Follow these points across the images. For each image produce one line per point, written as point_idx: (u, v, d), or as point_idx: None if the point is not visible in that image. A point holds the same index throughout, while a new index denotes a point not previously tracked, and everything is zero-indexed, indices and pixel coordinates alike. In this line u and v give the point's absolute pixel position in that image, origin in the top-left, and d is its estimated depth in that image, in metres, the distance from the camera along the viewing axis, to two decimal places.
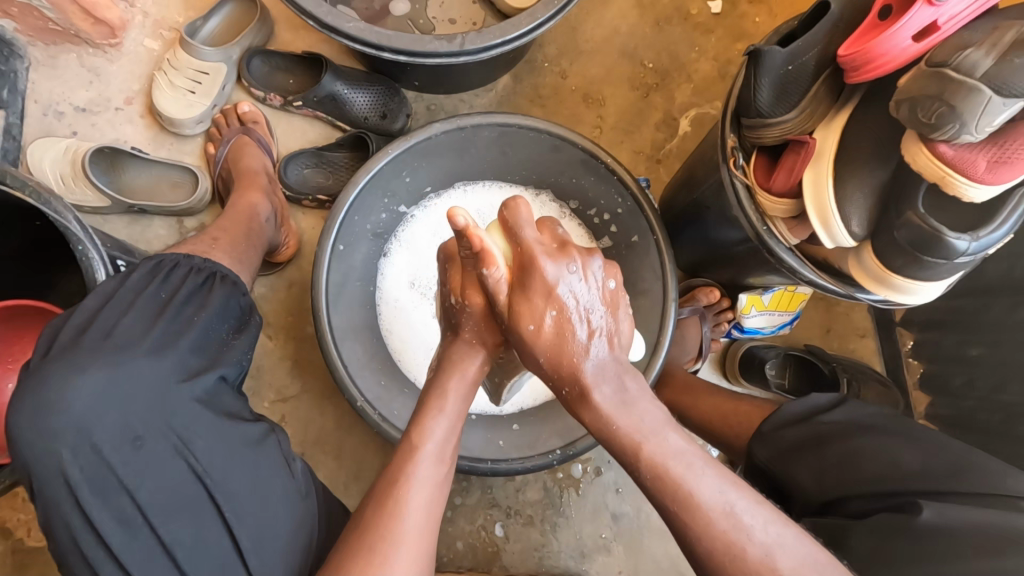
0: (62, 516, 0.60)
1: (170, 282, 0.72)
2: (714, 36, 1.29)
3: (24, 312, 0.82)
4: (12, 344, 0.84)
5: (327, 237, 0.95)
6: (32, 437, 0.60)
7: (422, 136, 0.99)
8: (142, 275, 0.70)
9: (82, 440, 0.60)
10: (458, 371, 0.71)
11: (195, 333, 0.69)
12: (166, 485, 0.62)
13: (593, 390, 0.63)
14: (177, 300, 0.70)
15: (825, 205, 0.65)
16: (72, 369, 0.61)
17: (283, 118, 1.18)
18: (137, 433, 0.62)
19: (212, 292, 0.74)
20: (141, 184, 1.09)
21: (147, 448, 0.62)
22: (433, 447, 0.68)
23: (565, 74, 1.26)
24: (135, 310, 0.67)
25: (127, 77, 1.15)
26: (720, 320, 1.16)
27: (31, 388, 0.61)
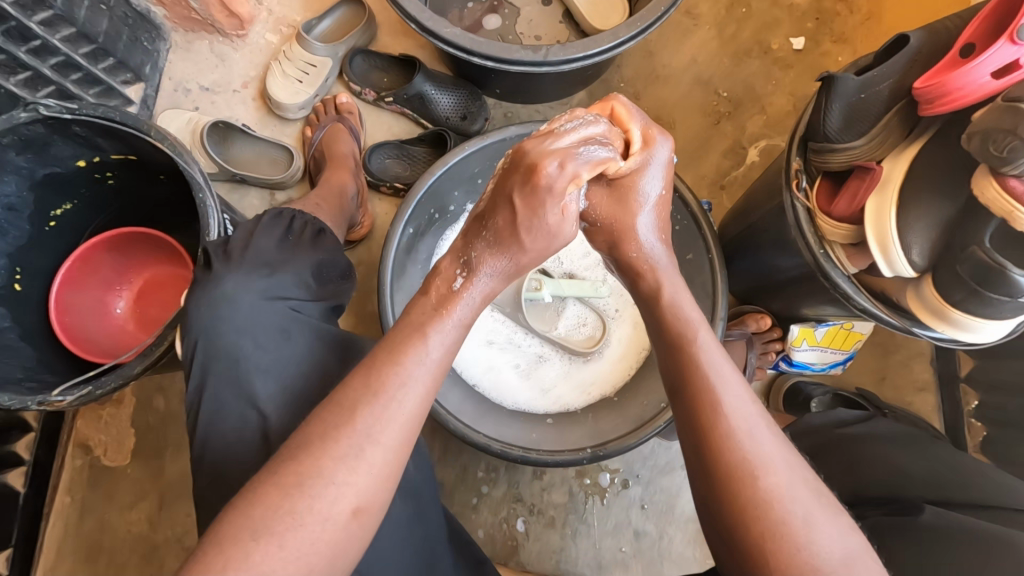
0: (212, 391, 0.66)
1: (295, 227, 0.80)
2: (793, 72, 1.32)
3: (136, 242, 0.96)
4: (123, 275, 0.97)
5: (400, 219, 1.02)
6: (211, 319, 0.68)
7: (497, 137, 1.05)
8: (269, 220, 0.79)
9: (259, 320, 0.69)
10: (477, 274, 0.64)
11: (321, 257, 0.79)
12: (300, 368, 0.68)
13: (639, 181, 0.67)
14: (314, 237, 0.80)
15: (885, 231, 0.66)
16: (242, 273, 0.71)
17: (374, 113, 1.29)
18: (285, 325, 0.70)
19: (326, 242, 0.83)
20: (244, 157, 1.22)
21: (293, 338, 0.70)
22: (417, 372, 0.55)
23: (639, 95, 1.31)
24: (275, 236, 0.77)
25: (247, 64, 1.31)
26: (768, 349, 1.14)
27: (208, 284, 0.70)
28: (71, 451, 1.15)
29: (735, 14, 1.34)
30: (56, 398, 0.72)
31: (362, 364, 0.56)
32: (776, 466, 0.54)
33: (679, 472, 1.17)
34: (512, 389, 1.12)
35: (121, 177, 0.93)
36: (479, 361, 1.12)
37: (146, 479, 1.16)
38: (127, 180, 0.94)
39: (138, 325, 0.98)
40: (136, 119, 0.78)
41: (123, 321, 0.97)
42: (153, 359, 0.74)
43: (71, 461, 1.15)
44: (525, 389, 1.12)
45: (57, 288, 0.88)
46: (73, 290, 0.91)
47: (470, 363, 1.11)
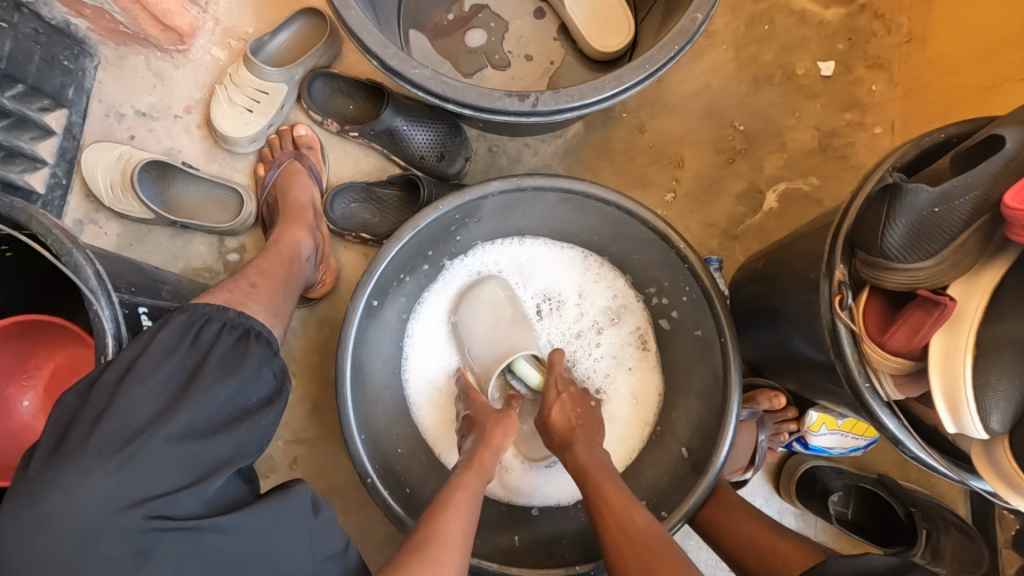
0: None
1: (201, 342, 0.62)
2: (820, 102, 1.15)
3: (40, 330, 0.80)
4: (28, 362, 0.82)
5: (361, 293, 0.87)
6: (38, 546, 0.50)
7: (476, 195, 0.89)
8: (170, 332, 0.61)
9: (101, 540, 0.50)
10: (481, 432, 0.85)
11: (216, 398, 0.59)
12: None
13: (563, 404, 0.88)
14: (208, 366, 0.60)
15: (957, 386, 0.52)
16: (79, 469, 0.51)
17: (338, 144, 1.12)
18: (142, 547, 0.51)
19: (246, 355, 0.64)
20: (186, 200, 1.06)
21: (151, 564, 0.51)
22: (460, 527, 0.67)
23: (643, 127, 1.14)
24: (149, 385, 0.57)
25: (190, 85, 1.12)
26: (781, 431, 1.01)
27: (41, 480, 0.51)
28: None
29: (756, 32, 1.16)
30: None
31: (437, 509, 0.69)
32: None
33: None
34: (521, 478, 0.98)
35: (20, 251, 0.75)
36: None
37: None
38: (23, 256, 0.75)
39: None
40: (11, 207, 0.61)
41: (30, 418, 0.82)
42: None
43: None
44: (536, 481, 0.97)
45: None
46: None
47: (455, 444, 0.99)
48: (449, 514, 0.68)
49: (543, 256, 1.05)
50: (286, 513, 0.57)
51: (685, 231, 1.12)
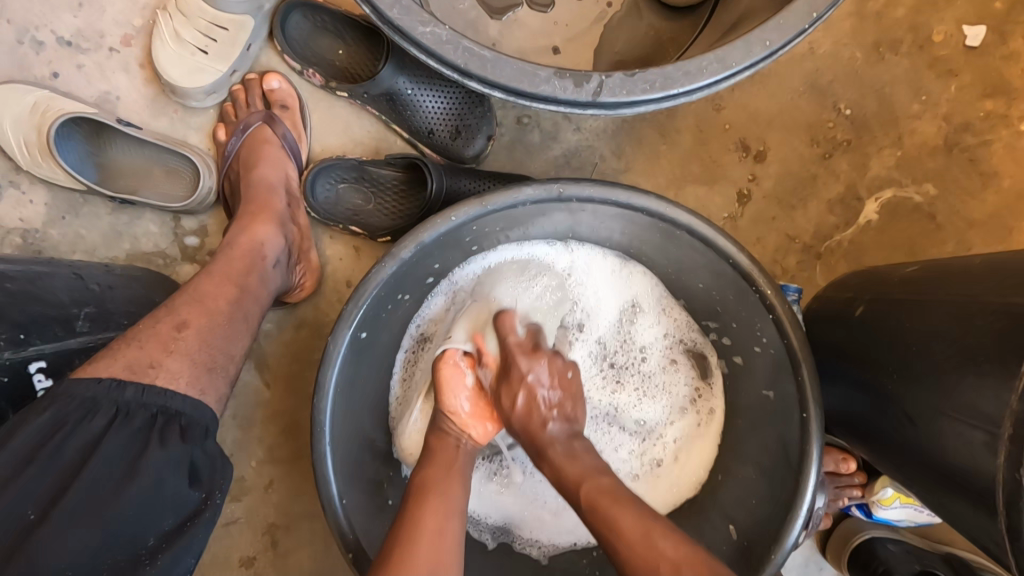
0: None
1: (75, 449, 0.49)
2: (956, 83, 0.88)
3: None
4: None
5: (346, 324, 0.67)
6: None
7: (503, 202, 0.66)
8: (36, 432, 0.48)
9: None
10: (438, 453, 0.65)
11: (60, 567, 0.45)
12: None
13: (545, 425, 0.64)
14: (65, 504, 0.46)
15: None
16: None
17: (322, 101, 0.86)
18: None
19: (142, 461, 0.49)
20: (127, 169, 0.83)
21: None
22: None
23: (720, 102, 0.88)
24: None
25: (128, 5, 0.85)
26: (841, 496, 0.85)
27: None
28: None
29: None
30: None
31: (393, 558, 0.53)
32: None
33: None
34: (545, 515, 0.82)
35: None
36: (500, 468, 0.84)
37: None
38: None
39: None
40: None
41: None
42: None
43: None
44: (538, 508, 0.82)
45: None
46: None
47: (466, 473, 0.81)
48: (416, 553, 0.53)
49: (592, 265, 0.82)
50: None
51: (757, 243, 0.89)
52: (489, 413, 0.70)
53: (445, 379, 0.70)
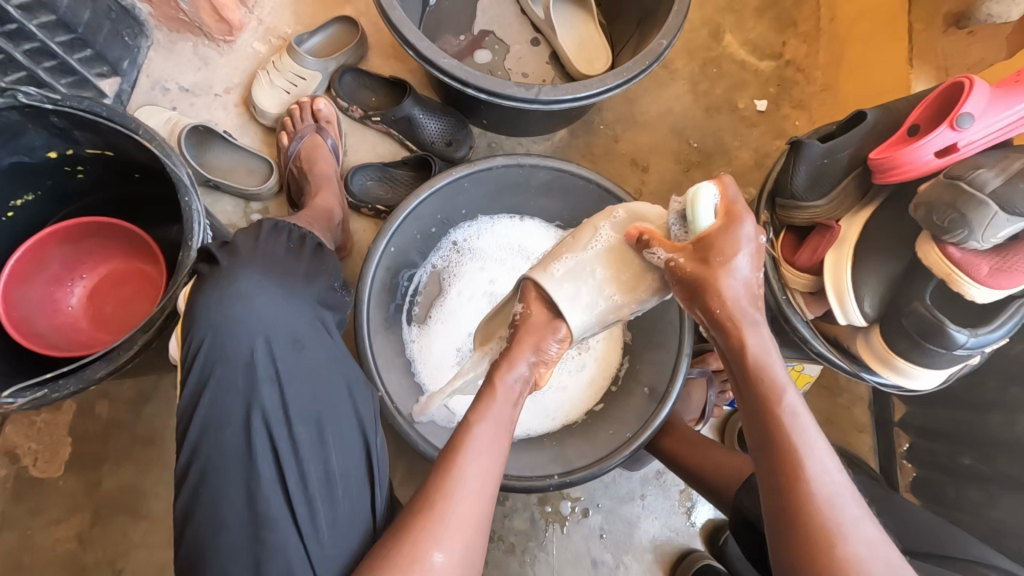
0: (217, 432, 0.67)
1: (293, 241, 0.80)
2: (757, 130, 1.43)
3: (99, 233, 0.91)
4: (73, 269, 0.92)
5: (382, 238, 1.03)
6: (214, 322, 0.70)
7: (484, 167, 1.08)
8: (266, 235, 0.78)
9: (245, 351, 0.69)
10: (492, 397, 0.73)
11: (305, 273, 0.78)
12: (299, 394, 0.70)
13: (743, 325, 0.65)
14: (306, 251, 0.80)
15: (842, 284, 0.73)
16: (245, 287, 0.71)
17: (359, 130, 1.30)
18: (277, 348, 0.70)
19: (325, 260, 0.81)
20: (220, 164, 1.20)
21: (285, 357, 0.70)
22: (476, 472, 0.65)
23: (617, 138, 1.39)
24: (269, 252, 0.76)
25: (232, 70, 1.29)
26: (726, 388, 1.20)
27: (217, 290, 0.71)
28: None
29: (708, 73, 1.45)
30: (8, 399, 0.65)
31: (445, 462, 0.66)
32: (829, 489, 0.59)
33: (638, 501, 1.20)
34: None
35: (91, 176, 0.91)
36: (444, 359, 1.16)
37: (81, 494, 1.07)
38: (96, 177, 0.91)
39: (95, 324, 0.92)
40: (123, 116, 0.77)
41: (77, 317, 0.91)
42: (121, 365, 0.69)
43: None
44: None
45: (4, 282, 0.83)
46: (23, 285, 0.86)
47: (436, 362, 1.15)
48: (466, 459, 0.66)
49: (530, 232, 1.24)
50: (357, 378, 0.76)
51: None
52: (557, 360, 0.83)
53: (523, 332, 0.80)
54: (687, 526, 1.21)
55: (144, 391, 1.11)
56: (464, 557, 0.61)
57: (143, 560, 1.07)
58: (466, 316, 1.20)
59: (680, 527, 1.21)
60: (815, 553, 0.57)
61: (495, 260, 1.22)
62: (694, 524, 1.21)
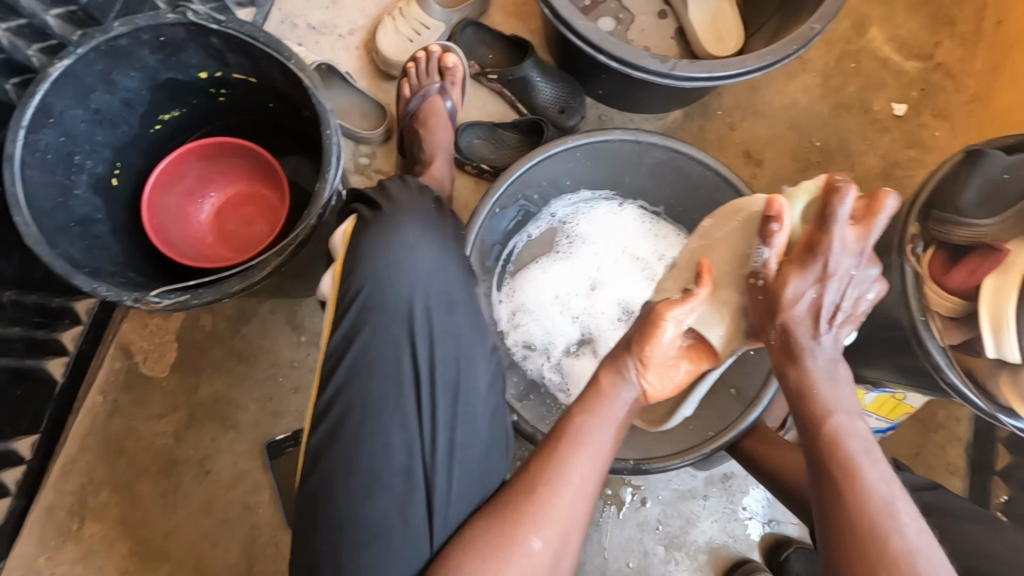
0: (359, 376, 0.67)
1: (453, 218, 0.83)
2: (889, 136, 1.32)
3: (229, 153, 0.95)
4: (204, 185, 0.97)
5: (491, 194, 1.03)
6: (376, 261, 0.71)
7: (602, 138, 1.07)
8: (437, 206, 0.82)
9: (402, 303, 0.70)
10: (607, 398, 0.64)
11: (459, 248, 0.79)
12: (450, 355, 0.69)
13: (806, 355, 0.70)
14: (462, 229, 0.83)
15: (1002, 312, 0.70)
16: (406, 240, 0.73)
17: (471, 87, 1.29)
18: (430, 309, 0.70)
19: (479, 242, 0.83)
20: (338, 105, 1.23)
21: (448, 317, 0.71)
22: (601, 450, 0.60)
23: (734, 126, 1.31)
24: (426, 211, 0.79)
25: (358, 12, 1.30)
26: None
27: (384, 232, 0.74)
28: (112, 353, 1.15)
29: (844, 67, 1.34)
30: (156, 299, 0.70)
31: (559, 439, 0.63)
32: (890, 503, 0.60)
33: (700, 501, 1.18)
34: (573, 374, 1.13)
35: (232, 99, 0.94)
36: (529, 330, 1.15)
37: (179, 396, 1.16)
38: (234, 101, 0.95)
39: (218, 240, 0.98)
40: (278, 44, 0.78)
41: (203, 231, 0.97)
42: (253, 282, 0.71)
43: (110, 363, 1.15)
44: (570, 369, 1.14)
45: (148, 191, 0.88)
46: (162, 195, 0.91)
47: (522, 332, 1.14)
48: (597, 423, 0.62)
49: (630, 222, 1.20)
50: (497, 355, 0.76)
51: None
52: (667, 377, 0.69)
53: (655, 325, 0.67)
54: (747, 536, 1.18)
55: (244, 311, 1.18)
56: (560, 549, 0.56)
57: (227, 467, 1.14)
58: (557, 286, 1.17)
59: (738, 534, 1.18)
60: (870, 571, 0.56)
61: (594, 244, 1.18)
62: (754, 535, 1.18)
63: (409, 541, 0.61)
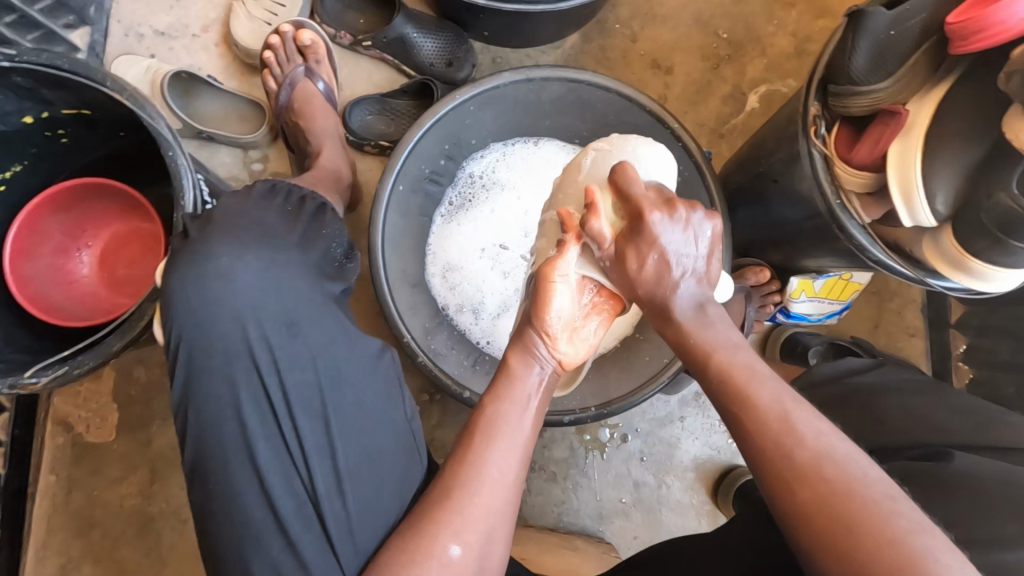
0: (203, 434, 0.61)
1: (292, 201, 0.72)
2: (796, 11, 1.25)
3: (91, 196, 0.87)
4: (75, 237, 0.89)
5: (389, 174, 0.96)
6: (194, 304, 0.62)
7: (491, 84, 0.98)
8: (260, 191, 0.71)
9: (230, 335, 0.62)
10: (519, 380, 0.64)
11: (268, 228, 0.67)
12: (293, 377, 0.62)
13: (675, 308, 0.65)
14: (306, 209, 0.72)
15: (909, 179, 0.63)
16: (230, 254, 0.63)
17: (350, 59, 1.19)
18: (290, 317, 0.64)
19: (325, 221, 0.73)
20: (212, 113, 1.13)
21: (299, 334, 0.64)
22: (500, 451, 0.58)
23: (635, 38, 1.23)
24: (253, 216, 0.67)
25: (206, 4, 1.17)
26: (767, 302, 1.13)
27: (196, 257, 0.63)
28: (52, 429, 1.10)
29: None
30: (31, 379, 0.65)
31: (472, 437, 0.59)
32: (781, 405, 0.56)
33: (677, 423, 1.19)
34: None
35: (78, 138, 0.85)
36: (472, 300, 1.09)
37: (135, 454, 1.11)
38: (79, 140, 0.85)
39: (109, 290, 0.91)
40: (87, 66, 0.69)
41: (89, 285, 0.90)
42: (136, 333, 0.67)
43: (53, 439, 1.10)
44: None
45: (9, 258, 0.81)
46: (28, 259, 0.84)
47: (464, 303, 1.08)
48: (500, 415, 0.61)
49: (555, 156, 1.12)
50: (374, 352, 0.68)
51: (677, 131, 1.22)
52: (578, 340, 0.69)
53: (544, 292, 0.67)
54: (730, 445, 1.20)
55: None
56: (480, 555, 0.55)
57: None
58: (486, 232, 1.11)
59: (721, 446, 1.20)
60: (805, 482, 0.52)
61: (516, 190, 1.11)
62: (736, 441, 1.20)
63: (314, 570, 0.58)
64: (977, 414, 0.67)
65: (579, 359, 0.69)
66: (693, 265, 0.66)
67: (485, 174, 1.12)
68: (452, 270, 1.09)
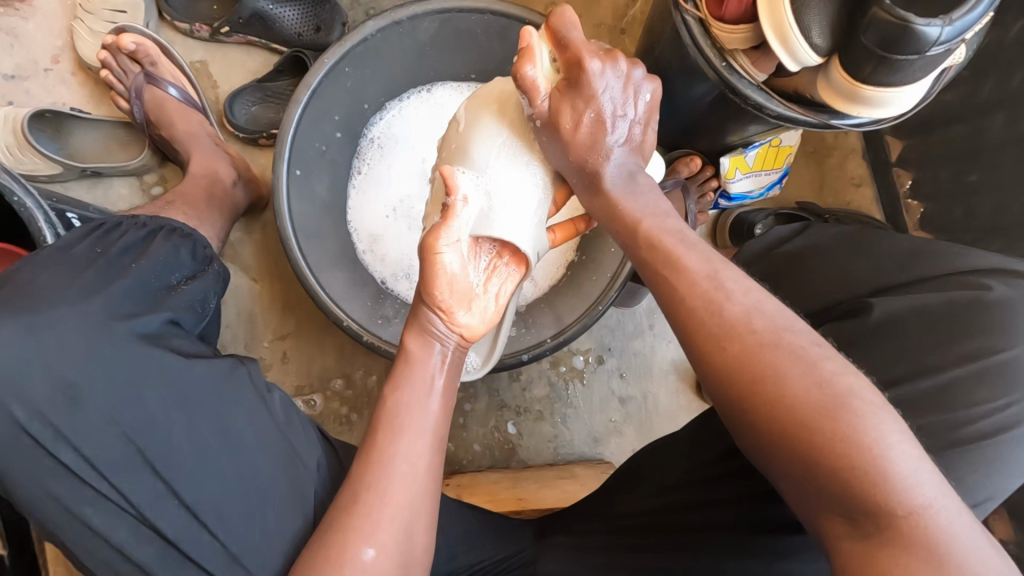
0: (42, 522, 0.57)
1: (106, 238, 0.69)
2: None
3: None
4: None
5: (281, 160, 0.91)
6: None
7: (357, 39, 0.91)
8: (74, 236, 0.67)
9: (8, 423, 0.55)
10: (419, 365, 0.63)
11: (46, 283, 0.61)
12: (109, 435, 0.57)
13: (606, 175, 0.65)
14: (111, 250, 0.67)
15: (781, 19, 0.59)
16: None
17: (217, 51, 1.11)
18: (72, 380, 0.57)
19: (149, 246, 0.71)
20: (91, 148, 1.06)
21: (85, 396, 0.57)
22: (409, 438, 0.59)
23: None
24: (31, 277, 0.61)
25: (48, 33, 1.08)
26: (705, 191, 1.10)
27: None
28: None
29: None
30: None
31: (378, 430, 0.60)
32: (715, 310, 0.52)
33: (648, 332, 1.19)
34: None
35: None
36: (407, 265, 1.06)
37: None
38: None
39: None
40: None
41: None
42: None
43: None
44: None
45: None
46: None
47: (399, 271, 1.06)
48: (404, 397, 0.61)
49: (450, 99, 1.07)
50: (227, 368, 0.65)
51: None
52: (475, 309, 0.68)
53: (427, 266, 0.65)
54: None
55: None
56: (395, 548, 0.55)
57: None
58: (401, 192, 1.07)
59: None
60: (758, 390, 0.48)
61: (419, 142, 1.07)
62: None
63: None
64: (904, 250, 0.65)
65: (481, 328, 0.68)
66: (616, 148, 0.65)
67: (387, 136, 1.07)
68: (380, 242, 1.06)
